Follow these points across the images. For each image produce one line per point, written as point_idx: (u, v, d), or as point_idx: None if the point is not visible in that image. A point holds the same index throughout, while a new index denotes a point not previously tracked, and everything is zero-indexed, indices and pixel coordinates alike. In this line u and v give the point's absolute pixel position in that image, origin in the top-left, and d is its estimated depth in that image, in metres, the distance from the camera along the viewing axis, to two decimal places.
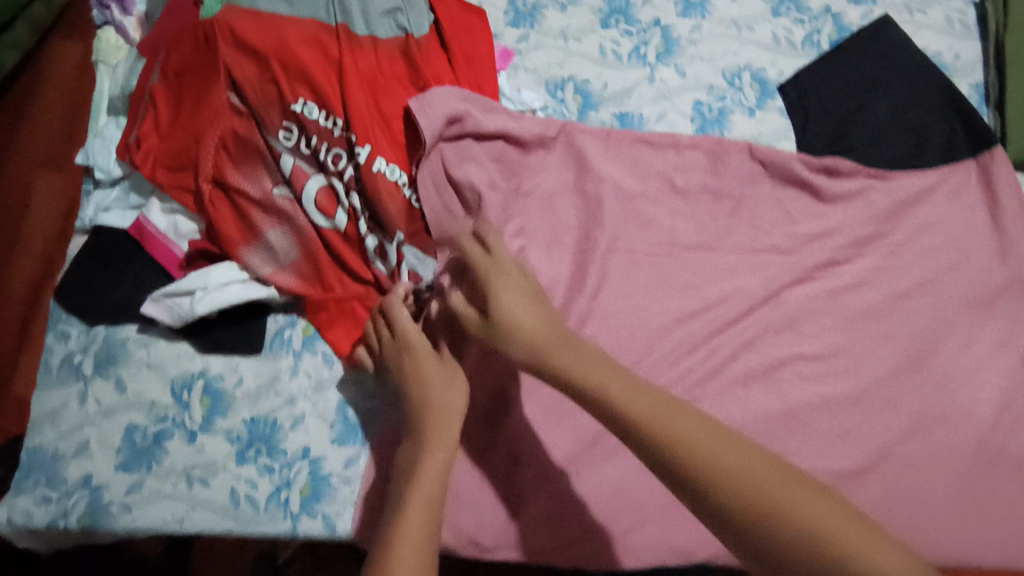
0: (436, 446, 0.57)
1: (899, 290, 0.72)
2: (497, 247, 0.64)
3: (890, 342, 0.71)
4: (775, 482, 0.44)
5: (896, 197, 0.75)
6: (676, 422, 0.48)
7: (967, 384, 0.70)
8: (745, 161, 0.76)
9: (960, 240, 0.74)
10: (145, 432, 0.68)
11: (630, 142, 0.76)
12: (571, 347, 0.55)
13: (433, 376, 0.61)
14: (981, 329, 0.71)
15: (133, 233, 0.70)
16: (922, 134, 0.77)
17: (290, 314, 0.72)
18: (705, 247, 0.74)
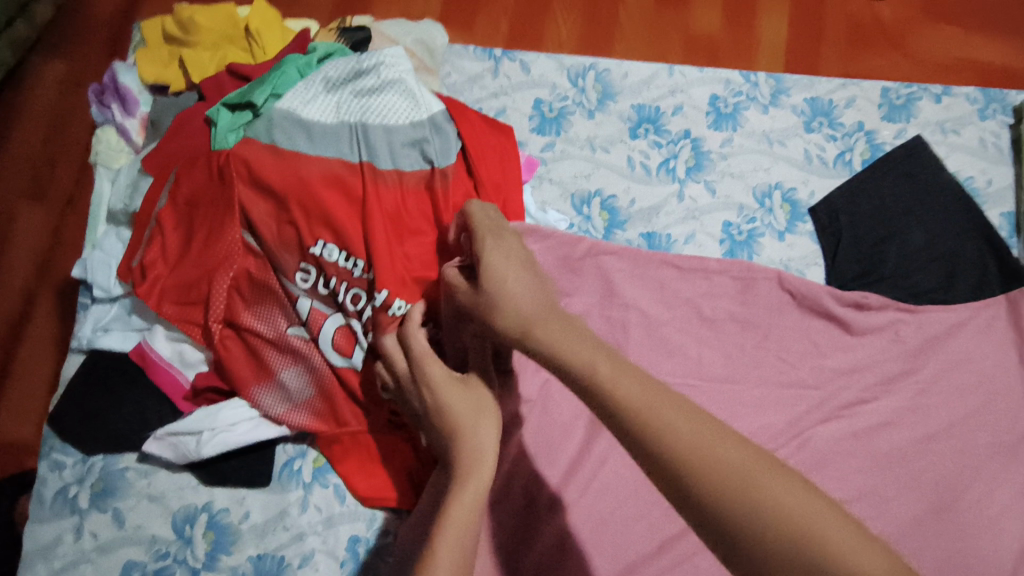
0: (470, 481, 0.50)
1: (926, 432, 0.68)
2: (494, 222, 0.59)
3: (915, 486, 0.66)
4: (750, 467, 0.39)
5: (925, 334, 0.71)
6: (661, 407, 0.42)
7: (991, 534, 0.64)
8: (773, 290, 0.73)
9: (989, 379, 0.70)
10: (144, 569, 0.64)
11: (652, 265, 0.73)
12: (560, 324, 0.50)
13: (460, 407, 0.53)
14: (1016, 477, 0.66)
15: (134, 357, 0.66)
16: (952, 266, 0.74)
17: (300, 443, 0.69)
18: (728, 380, 0.70)
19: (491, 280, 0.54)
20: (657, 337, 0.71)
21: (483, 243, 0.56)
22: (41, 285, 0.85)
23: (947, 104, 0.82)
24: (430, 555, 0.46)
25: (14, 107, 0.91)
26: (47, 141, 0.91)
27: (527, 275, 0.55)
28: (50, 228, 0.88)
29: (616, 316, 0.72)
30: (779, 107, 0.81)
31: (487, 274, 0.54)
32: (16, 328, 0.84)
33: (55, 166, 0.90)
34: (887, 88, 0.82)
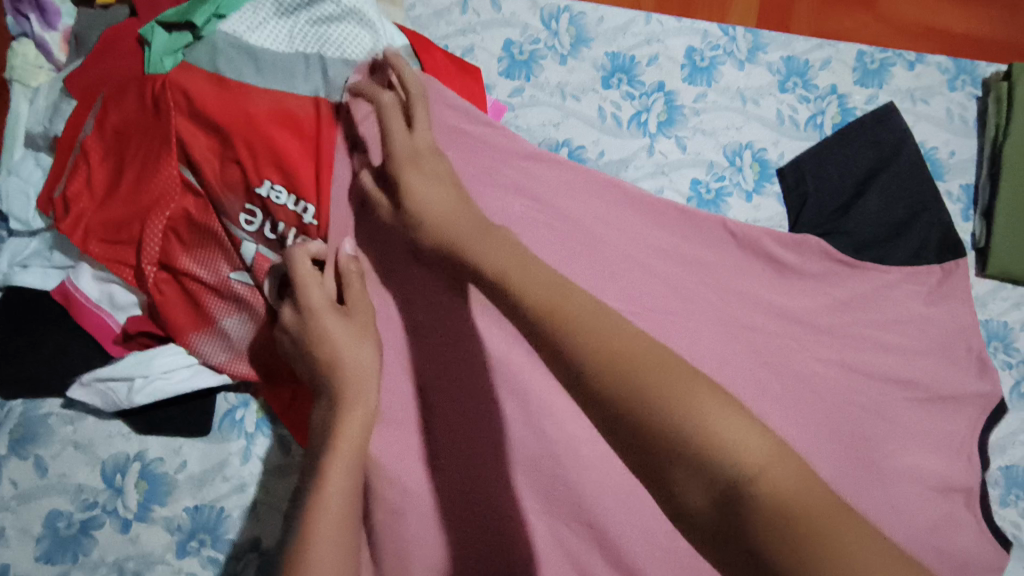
0: (356, 404, 0.49)
1: (851, 384, 0.72)
2: (414, 107, 0.56)
3: (835, 437, 0.70)
4: (649, 360, 0.37)
5: (856, 288, 0.74)
6: (569, 307, 0.40)
7: (897, 482, 0.70)
8: (716, 231, 0.74)
9: (916, 340, 0.73)
10: (70, 519, 0.60)
11: (598, 203, 0.72)
12: (479, 234, 0.47)
13: (339, 336, 0.51)
14: (923, 427, 0.72)
15: (57, 297, 0.61)
16: (904, 226, 0.75)
17: (242, 392, 0.65)
18: (673, 321, 0.70)
19: (412, 206, 0.51)
20: (603, 268, 0.70)
21: (396, 139, 0.54)
22: None
23: (919, 72, 0.81)
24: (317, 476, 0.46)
25: None
26: None
27: (449, 180, 0.52)
28: None
29: (560, 248, 0.69)
30: (754, 64, 0.79)
31: (402, 178, 0.52)
32: None
33: None
34: (863, 51, 0.81)
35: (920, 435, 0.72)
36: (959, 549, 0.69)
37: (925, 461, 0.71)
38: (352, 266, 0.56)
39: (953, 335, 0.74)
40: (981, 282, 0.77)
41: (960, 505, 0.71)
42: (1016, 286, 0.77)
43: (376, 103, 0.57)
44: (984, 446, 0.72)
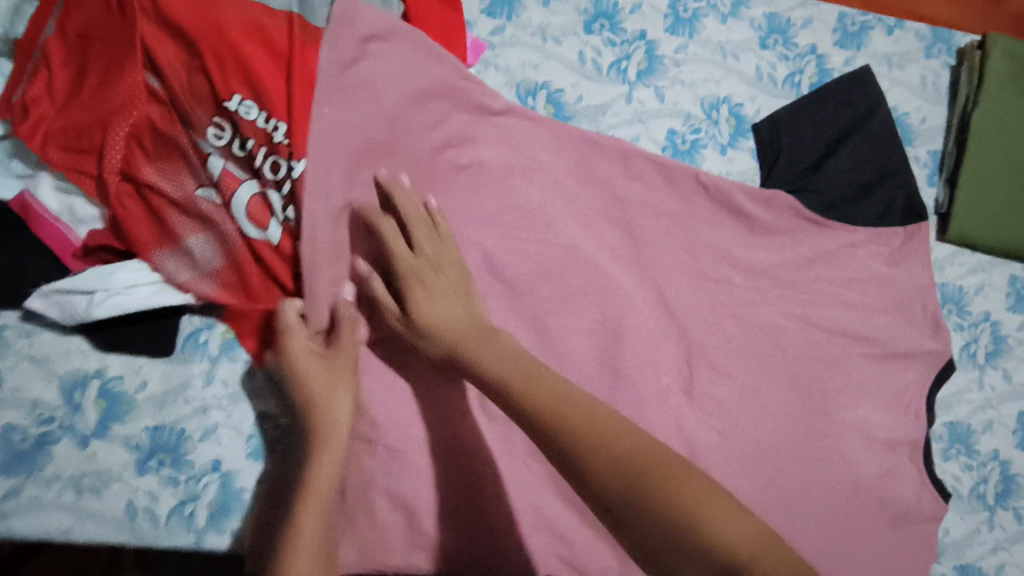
0: (330, 450, 0.57)
1: (811, 340, 0.73)
2: (418, 226, 0.58)
3: (790, 388, 0.73)
4: (647, 465, 0.47)
5: (821, 247, 0.75)
6: (580, 419, 0.50)
7: (847, 434, 0.73)
8: (689, 185, 0.74)
9: (876, 300, 0.75)
10: (25, 433, 0.60)
11: (574, 146, 0.72)
12: (488, 346, 0.55)
13: (319, 385, 0.58)
14: (877, 383, 0.74)
15: (14, 207, 0.59)
16: (870, 188, 0.77)
17: (207, 315, 0.64)
18: (633, 263, 0.73)
19: (423, 318, 0.56)
20: (571, 213, 0.71)
21: (402, 258, 0.57)
22: None
23: (897, 38, 0.82)
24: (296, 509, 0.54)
25: None
26: None
27: (459, 292, 0.58)
28: None
29: (530, 188, 0.70)
30: (737, 19, 0.79)
31: (411, 291, 0.56)
32: None
33: None
34: (844, 13, 0.81)
35: (873, 390, 0.74)
36: (898, 498, 0.73)
37: (874, 416, 0.74)
38: (347, 311, 0.59)
39: (910, 296, 0.76)
40: (942, 248, 0.80)
41: (905, 459, 0.74)
42: (972, 253, 0.80)
43: (376, 226, 0.59)
44: (931, 402, 0.75)
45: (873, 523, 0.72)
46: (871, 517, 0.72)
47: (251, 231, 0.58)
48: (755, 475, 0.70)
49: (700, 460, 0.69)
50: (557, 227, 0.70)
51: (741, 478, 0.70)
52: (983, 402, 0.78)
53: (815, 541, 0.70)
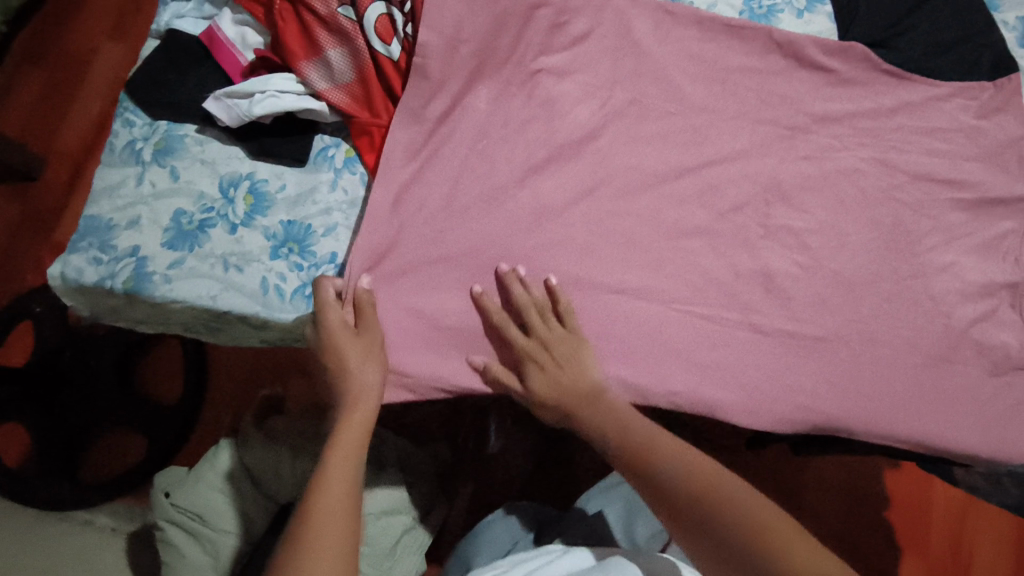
0: (355, 410, 0.63)
1: (891, 183, 0.74)
2: (527, 308, 0.67)
3: (873, 228, 0.72)
4: (722, 483, 0.57)
5: (901, 98, 0.76)
6: (664, 446, 0.61)
7: (939, 276, 0.71)
8: (761, 38, 0.77)
9: (963, 149, 0.75)
10: (191, 217, 0.73)
11: (653, 9, 0.78)
12: (596, 408, 0.65)
13: (349, 357, 0.64)
14: (969, 228, 0.73)
15: (203, 39, 0.75)
16: (953, 46, 0.79)
17: (337, 135, 0.76)
18: (708, 112, 0.76)
19: (538, 393, 0.66)
20: (645, 67, 0.76)
21: (519, 342, 0.67)
22: (88, 157, 1.24)
23: None
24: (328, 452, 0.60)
25: (86, 71, 1.29)
26: (104, 102, 1.27)
27: (571, 360, 0.66)
28: (96, 124, 1.26)
29: (610, 42, 0.76)
30: None
31: (529, 369, 0.66)
32: (75, 177, 1.23)
33: (98, 91, 1.28)
34: None
35: (966, 237, 0.73)
36: (997, 343, 0.70)
37: (968, 262, 0.72)
38: (364, 295, 0.66)
39: (1003, 146, 0.76)
40: None
41: (1005, 305, 0.71)
42: None
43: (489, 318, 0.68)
44: None
45: (968, 367, 0.69)
46: (968, 361, 0.69)
47: (377, 45, 0.71)
48: (833, 309, 0.70)
49: (774, 286, 0.71)
50: (633, 74, 0.76)
51: (815, 310, 0.70)
52: None
53: (899, 378, 0.69)
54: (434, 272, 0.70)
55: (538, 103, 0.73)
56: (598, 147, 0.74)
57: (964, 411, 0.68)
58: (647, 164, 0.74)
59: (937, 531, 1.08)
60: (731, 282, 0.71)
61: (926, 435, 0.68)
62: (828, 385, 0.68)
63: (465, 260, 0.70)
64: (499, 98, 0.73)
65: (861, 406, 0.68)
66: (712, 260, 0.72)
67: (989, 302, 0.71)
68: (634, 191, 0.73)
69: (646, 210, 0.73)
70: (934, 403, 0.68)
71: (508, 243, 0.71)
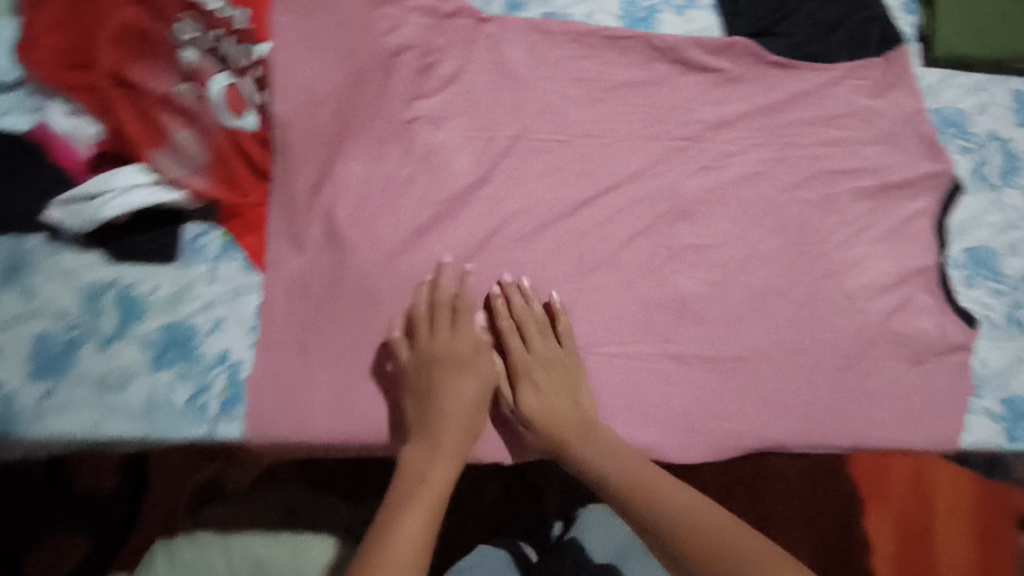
0: (443, 444, 0.59)
1: (792, 182, 0.73)
2: (528, 322, 0.65)
3: (779, 233, 0.72)
4: (729, 529, 0.50)
5: (793, 90, 0.74)
6: (663, 490, 0.55)
7: (850, 271, 0.71)
8: (641, 48, 0.75)
9: (861, 133, 0.74)
10: (57, 340, 0.65)
11: (526, 32, 0.74)
12: (591, 439, 0.60)
13: (460, 375, 0.62)
14: (873, 217, 0.72)
15: (33, 139, 0.66)
16: (840, 23, 0.76)
17: (205, 222, 0.68)
18: (599, 137, 0.73)
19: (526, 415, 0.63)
20: (528, 98, 0.73)
21: (516, 355, 0.65)
22: None
23: None
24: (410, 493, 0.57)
25: None
26: None
27: (563, 386, 0.64)
28: None
29: (486, 78, 0.72)
30: None
31: (520, 385, 0.64)
32: None
33: None
34: None
35: (871, 228, 0.72)
36: (916, 332, 0.70)
37: (876, 253, 0.72)
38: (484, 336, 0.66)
39: (901, 124, 0.74)
40: (936, 75, 0.76)
41: (919, 290, 0.71)
42: (968, 75, 0.76)
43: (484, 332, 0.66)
44: (941, 228, 0.72)
45: (888, 361, 0.69)
46: (887, 354, 0.70)
47: (229, 118, 0.65)
48: (751, 324, 0.69)
49: (691, 310, 0.69)
50: (511, 109, 0.72)
51: (734, 327, 0.69)
52: (1005, 223, 0.73)
53: (824, 383, 0.69)
54: (324, 358, 0.66)
55: (417, 156, 0.69)
56: (492, 191, 0.70)
57: (890, 406, 0.68)
58: (545, 201, 0.70)
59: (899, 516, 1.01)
60: (648, 313, 0.68)
61: (859, 437, 0.68)
62: (757, 403, 0.68)
63: (361, 337, 0.66)
64: (376, 158, 0.68)
65: (792, 418, 0.68)
66: (628, 293, 0.69)
67: (901, 290, 0.71)
68: (537, 231, 0.69)
69: (553, 248, 0.69)
70: (860, 402, 0.68)
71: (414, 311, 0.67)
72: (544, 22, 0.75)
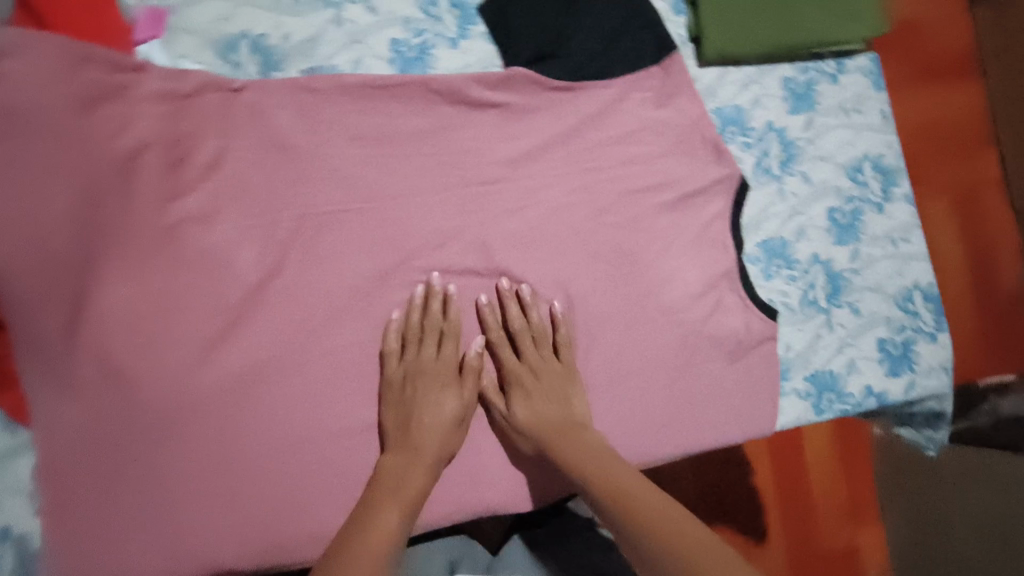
0: (418, 450, 0.62)
1: (597, 207, 0.72)
2: (523, 333, 0.67)
3: (593, 262, 0.71)
4: (692, 536, 0.49)
5: (581, 112, 0.72)
6: (638, 493, 0.55)
7: (665, 286, 0.72)
8: (420, 94, 0.69)
9: (652, 146, 0.74)
10: None
11: (290, 92, 0.66)
12: (572, 438, 0.63)
13: (436, 380, 0.64)
14: (677, 227, 0.74)
15: None
16: (616, 37, 0.74)
17: None
18: (395, 197, 0.67)
19: (520, 418, 0.65)
20: (308, 169, 0.66)
21: (510, 363, 0.67)
22: None
23: None
24: (377, 500, 0.58)
25: None
26: None
27: (557, 391, 0.66)
28: None
29: (253, 155, 0.64)
30: None
31: (514, 390, 0.66)
32: None
33: None
34: None
35: (677, 239, 0.74)
36: (729, 331, 0.73)
37: (686, 262, 0.73)
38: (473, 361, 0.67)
39: (687, 131, 0.75)
40: (707, 75, 0.78)
41: (727, 292, 0.74)
42: (739, 69, 0.79)
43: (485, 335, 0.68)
44: (737, 226, 0.75)
45: (712, 364, 0.72)
46: (709, 358, 0.72)
47: None
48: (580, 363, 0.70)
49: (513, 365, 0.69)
50: (293, 181, 0.65)
51: None
52: (790, 211, 0.78)
53: (657, 402, 0.71)
54: (127, 510, 0.59)
55: (193, 264, 0.62)
56: (287, 283, 0.64)
57: (718, 408, 0.72)
58: (347, 282, 0.66)
59: (825, 461, 1.30)
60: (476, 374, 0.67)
61: (694, 445, 0.71)
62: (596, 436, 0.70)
63: (169, 476, 0.60)
64: (140, 275, 0.60)
65: (633, 444, 0.70)
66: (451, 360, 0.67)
67: (713, 293, 0.73)
68: (347, 315, 0.66)
69: (365, 329, 0.66)
70: (692, 411, 0.71)
71: (226, 433, 0.61)
72: (307, 78, 0.67)
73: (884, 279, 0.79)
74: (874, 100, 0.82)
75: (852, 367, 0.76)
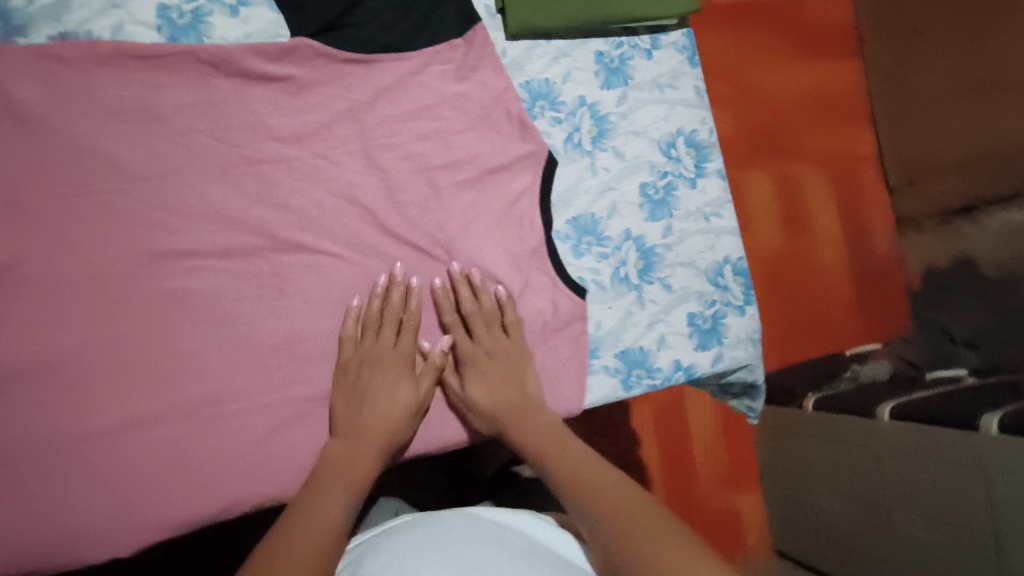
0: (370, 435, 0.63)
1: (391, 186, 0.69)
2: (475, 317, 0.69)
3: (388, 244, 0.69)
4: (636, 504, 0.56)
5: (374, 86, 0.70)
6: (589, 471, 0.61)
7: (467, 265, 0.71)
8: (190, 65, 0.64)
9: (453, 122, 0.72)
10: None
11: (34, 60, 0.60)
12: (526, 419, 0.67)
13: (387, 368, 0.66)
14: (481, 205, 0.72)
15: None
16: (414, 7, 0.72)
17: None
18: (161, 175, 0.63)
19: (475, 398, 0.68)
20: (54, 144, 0.60)
21: (464, 345, 0.69)
22: None
23: None
24: (324, 482, 0.60)
25: None
26: None
27: (511, 373, 0.69)
28: None
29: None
30: None
31: (467, 371, 0.69)
32: None
33: None
34: None
35: (479, 216, 0.72)
36: (534, 312, 0.73)
37: (489, 240, 0.72)
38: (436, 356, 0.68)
39: (490, 107, 0.74)
40: (518, 48, 0.76)
41: (533, 272, 0.73)
42: (551, 42, 0.78)
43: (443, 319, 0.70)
44: (545, 203, 0.74)
45: None
46: None
47: None
48: None
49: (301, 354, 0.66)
50: (37, 156, 0.59)
51: None
52: (602, 186, 0.77)
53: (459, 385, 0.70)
54: None
55: None
56: (31, 268, 0.59)
57: None
58: (106, 267, 0.61)
59: (707, 422, 1.32)
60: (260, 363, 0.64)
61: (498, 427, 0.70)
62: None
63: None
64: None
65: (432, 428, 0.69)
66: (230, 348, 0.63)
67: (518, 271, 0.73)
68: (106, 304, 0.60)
69: (128, 318, 0.61)
70: None
71: None
72: (55, 45, 0.61)
73: (698, 254, 0.80)
74: (689, 75, 0.82)
75: (661, 343, 0.77)
